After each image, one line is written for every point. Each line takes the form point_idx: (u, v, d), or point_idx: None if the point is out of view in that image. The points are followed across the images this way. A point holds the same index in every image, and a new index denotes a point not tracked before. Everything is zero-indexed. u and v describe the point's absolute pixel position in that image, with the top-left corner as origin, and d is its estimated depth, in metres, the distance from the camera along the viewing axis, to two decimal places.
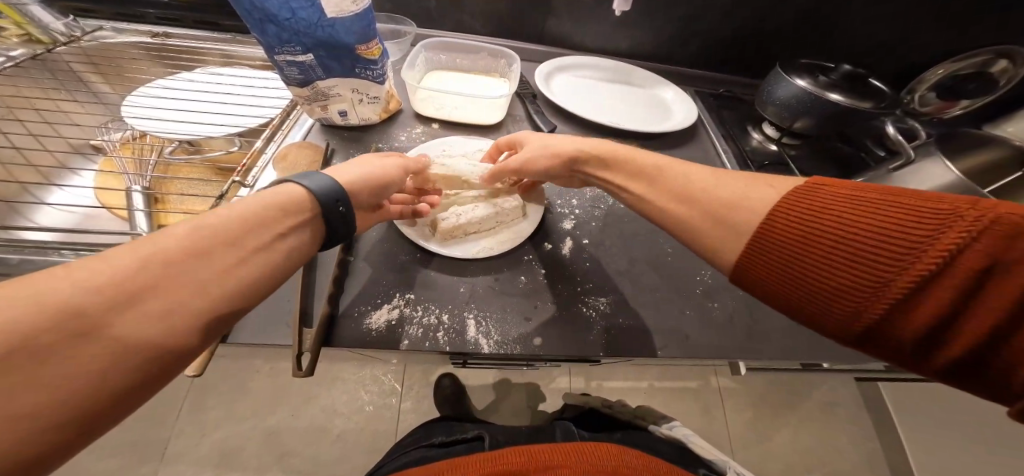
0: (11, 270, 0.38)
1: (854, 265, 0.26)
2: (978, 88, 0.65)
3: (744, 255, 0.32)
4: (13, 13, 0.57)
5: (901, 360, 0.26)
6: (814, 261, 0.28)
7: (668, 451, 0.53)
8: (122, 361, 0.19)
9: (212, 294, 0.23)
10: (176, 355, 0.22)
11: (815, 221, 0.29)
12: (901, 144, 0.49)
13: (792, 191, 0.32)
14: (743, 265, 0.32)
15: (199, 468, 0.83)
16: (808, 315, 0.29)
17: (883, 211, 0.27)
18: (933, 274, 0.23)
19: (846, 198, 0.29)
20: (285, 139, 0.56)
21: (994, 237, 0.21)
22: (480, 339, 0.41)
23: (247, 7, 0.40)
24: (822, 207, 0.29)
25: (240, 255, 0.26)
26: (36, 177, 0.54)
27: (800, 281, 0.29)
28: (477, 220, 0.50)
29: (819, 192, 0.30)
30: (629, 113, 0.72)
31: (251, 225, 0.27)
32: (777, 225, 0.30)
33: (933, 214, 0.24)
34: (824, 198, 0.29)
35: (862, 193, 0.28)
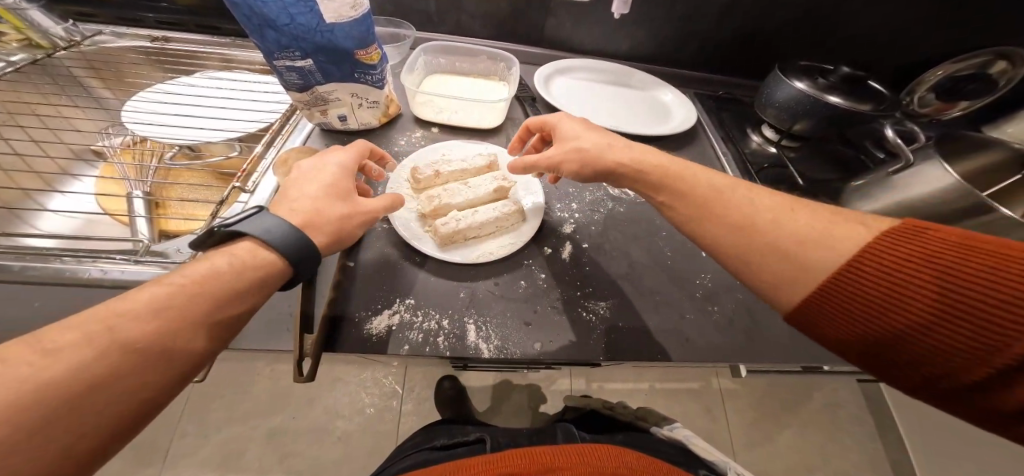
0: (14, 276, 0.38)
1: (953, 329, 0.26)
2: (977, 89, 0.65)
3: (812, 301, 0.32)
4: (12, 18, 0.57)
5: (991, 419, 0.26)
6: (912, 315, 0.28)
7: (670, 451, 0.52)
8: (124, 406, 0.23)
9: (200, 341, 0.26)
10: (168, 394, 0.25)
11: (904, 275, 0.28)
12: (899, 147, 0.49)
13: (882, 237, 0.30)
14: (813, 311, 0.32)
15: (202, 470, 0.83)
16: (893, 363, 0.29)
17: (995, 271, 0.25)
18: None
19: (945, 249, 0.28)
20: (285, 144, 0.56)
21: None
22: (480, 344, 0.41)
23: (246, 13, 0.40)
24: (926, 256, 0.28)
25: (231, 306, 0.28)
26: (37, 183, 0.54)
27: (892, 333, 0.28)
28: (477, 226, 0.50)
29: (920, 237, 0.29)
30: (629, 115, 0.72)
31: (245, 275, 0.30)
32: (865, 272, 0.29)
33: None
34: (921, 248, 0.28)
35: (974, 244, 0.27)
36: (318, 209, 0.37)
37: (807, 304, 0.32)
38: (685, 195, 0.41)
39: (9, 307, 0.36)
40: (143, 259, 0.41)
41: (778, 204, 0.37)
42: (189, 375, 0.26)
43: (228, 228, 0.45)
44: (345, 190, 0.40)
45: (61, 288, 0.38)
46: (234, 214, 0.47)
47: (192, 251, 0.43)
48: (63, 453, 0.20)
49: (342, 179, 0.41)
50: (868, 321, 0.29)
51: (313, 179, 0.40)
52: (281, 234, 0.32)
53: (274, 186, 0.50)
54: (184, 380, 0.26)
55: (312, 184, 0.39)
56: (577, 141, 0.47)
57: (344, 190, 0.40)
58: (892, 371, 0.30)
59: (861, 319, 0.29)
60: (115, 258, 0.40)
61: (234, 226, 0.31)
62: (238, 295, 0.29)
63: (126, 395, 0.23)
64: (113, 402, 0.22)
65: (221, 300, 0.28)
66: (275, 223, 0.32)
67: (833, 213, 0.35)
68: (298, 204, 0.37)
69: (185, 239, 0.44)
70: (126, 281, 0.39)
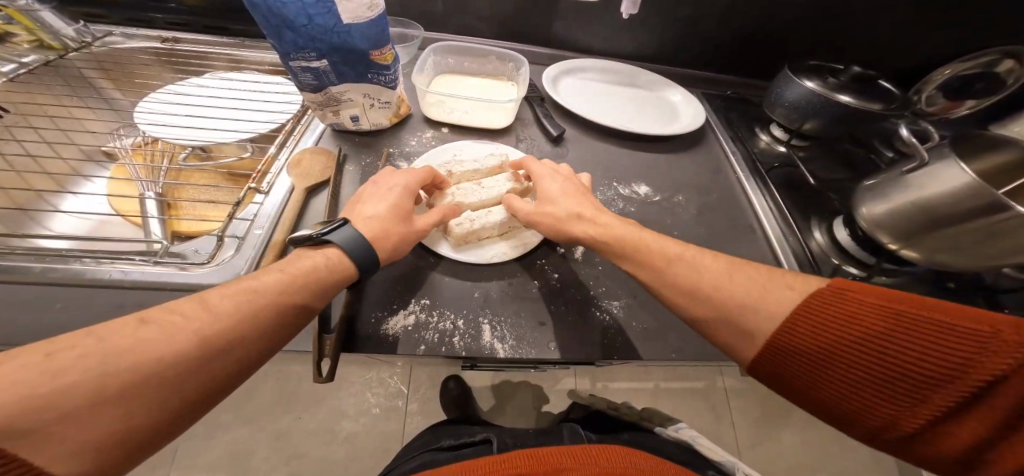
0: (34, 278, 0.38)
1: (884, 381, 0.28)
2: (984, 88, 0.65)
3: (763, 355, 0.34)
4: (25, 19, 0.57)
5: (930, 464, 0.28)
6: (854, 374, 0.29)
7: (677, 453, 0.52)
8: (166, 404, 0.24)
9: (222, 365, 0.27)
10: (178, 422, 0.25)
11: (833, 330, 0.30)
12: (917, 148, 0.49)
13: (816, 294, 0.32)
14: (767, 364, 0.34)
15: (211, 470, 0.84)
16: (842, 416, 0.31)
17: (908, 328, 0.28)
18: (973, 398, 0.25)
19: (867, 307, 0.30)
20: (297, 145, 0.57)
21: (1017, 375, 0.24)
22: (495, 344, 0.42)
23: (265, 13, 0.40)
24: (852, 316, 0.30)
25: (272, 323, 0.31)
26: (51, 185, 0.55)
27: (833, 386, 0.30)
28: (492, 225, 0.50)
29: (848, 294, 0.31)
30: (638, 115, 0.72)
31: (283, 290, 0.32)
32: (809, 329, 0.31)
33: (970, 335, 0.26)
34: (848, 306, 0.30)
35: (892, 300, 0.30)
36: (383, 229, 0.40)
37: (764, 360, 0.34)
38: None
39: (31, 309, 0.36)
40: (162, 260, 0.41)
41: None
42: (204, 401, 0.27)
43: (244, 229, 0.45)
44: (407, 213, 0.43)
45: (81, 290, 0.38)
46: (250, 215, 0.47)
47: (209, 252, 0.43)
48: (86, 449, 0.21)
49: (406, 199, 0.44)
50: (816, 376, 0.31)
51: (383, 197, 0.43)
52: (359, 247, 0.37)
53: (287, 186, 0.50)
54: (194, 408, 0.26)
55: (381, 203, 0.43)
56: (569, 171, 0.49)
57: (405, 211, 0.43)
58: (846, 423, 0.31)
59: (814, 380, 0.31)
60: (134, 259, 0.41)
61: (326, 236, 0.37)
62: (271, 317, 0.31)
63: (142, 412, 0.23)
64: (160, 399, 0.24)
65: (251, 325, 0.29)
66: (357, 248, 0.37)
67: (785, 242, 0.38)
68: (373, 221, 0.40)
69: (202, 240, 0.44)
70: (145, 282, 0.40)
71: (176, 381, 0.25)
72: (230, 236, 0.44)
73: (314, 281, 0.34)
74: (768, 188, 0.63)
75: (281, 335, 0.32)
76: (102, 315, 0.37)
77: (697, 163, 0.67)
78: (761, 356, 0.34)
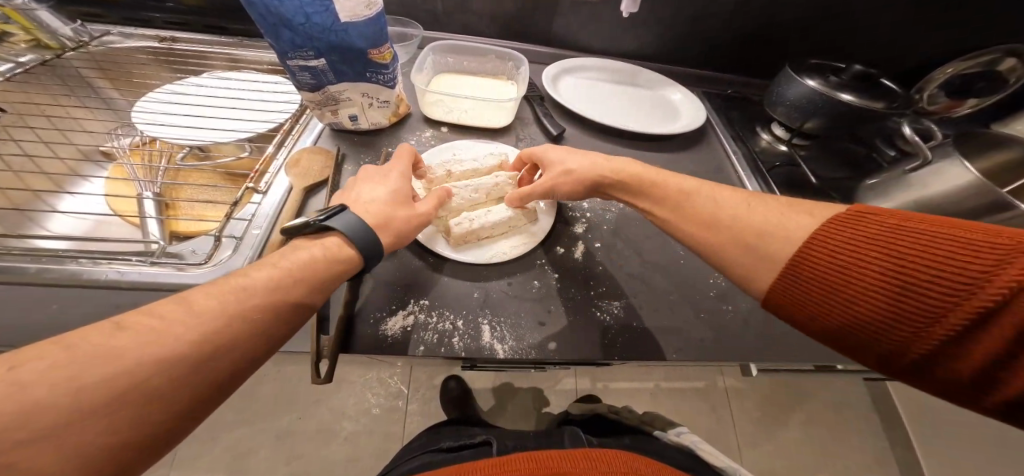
0: (30, 279, 0.38)
1: (897, 302, 0.28)
2: (987, 86, 0.65)
3: (776, 287, 0.34)
4: (22, 19, 0.57)
5: (954, 389, 0.28)
6: (865, 297, 0.30)
7: (678, 457, 0.52)
8: (164, 408, 0.24)
9: (222, 366, 0.27)
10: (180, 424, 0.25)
11: (845, 255, 0.31)
12: (919, 146, 0.50)
13: (834, 220, 0.33)
14: (781, 297, 0.34)
15: (210, 470, 0.83)
16: (860, 344, 0.31)
17: (928, 247, 0.28)
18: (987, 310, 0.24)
19: (887, 231, 0.30)
20: (296, 145, 0.56)
21: None
22: (495, 345, 0.41)
23: (262, 12, 0.40)
24: (868, 239, 0.30)
25: (267, 324, 0.29)
26: (49, 185, 0.54)
27: (846, 313, 0.31)
28: (491, 225, 0.49)
29: (865, 220, 0.32)
30: (638, 114, 0.72)
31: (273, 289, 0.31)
32: (821, 255, 0.32)
33: (989, 248, 0.25)
34: (866, 230, 0.31)
35: (911, 223, 0.30)
36: (386, 216, 0.40)
37: (778, 290, 0.34)
38: (699, 207, 0.41)
39: (27, 310, 0.36)
40: (159, 261, 0.41)
41: (738, 198, 0.40)
42: (206, 402, 0.26)
43: (242, 229, 0.45)
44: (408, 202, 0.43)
45: (78, 290, 0.38)
46: (248, 216, 0.46)
47: (207, 252, 0.43)
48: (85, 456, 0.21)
49: (403, 185, 0.44)
50: (829, 303, 0.31)
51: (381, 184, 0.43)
52: (361, 233, 0.37)
53: (286, 186, 0.50)
54: (193, 411, 0.25)
55: (379, 189, 0.42)
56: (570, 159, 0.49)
57: (404, 197, 0.43)
58: (863, 351, 0.31)
59: (826, 306, 0.32)
60: (131, 260, 0.40)
61: (327, 222, 0.36)
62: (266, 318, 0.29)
63: (140, 417, 0.23)
64: (156, 404, 0.23)
65: (251, 323, 0.28)
66: (362, 235, 0.36)
67: (792, 207, 0.38)
68: (372, 206, 0.40)
69: (200, 240, 0.44)
70: (142, 283, 0.39)
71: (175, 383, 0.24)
72: (228, 236, 0.44)
73: (317, 279, 0.33)
74: (770, 186, 0.62)
75: (280, 336, 0.31)
76: (98, 316, 0.37)
77: (698, 163, 0.67)
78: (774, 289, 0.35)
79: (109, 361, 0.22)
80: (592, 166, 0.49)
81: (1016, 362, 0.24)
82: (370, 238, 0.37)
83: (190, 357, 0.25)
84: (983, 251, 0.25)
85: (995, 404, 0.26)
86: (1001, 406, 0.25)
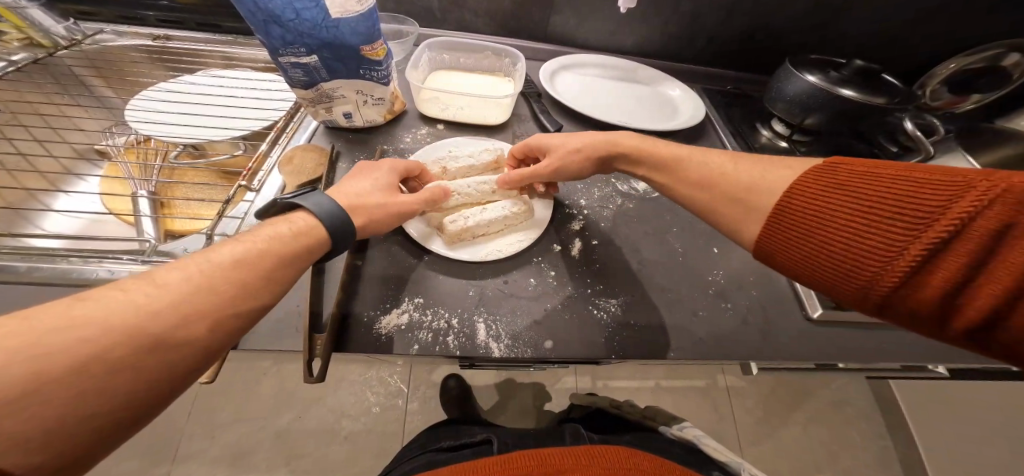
0: (21, 278, 0.38)
1: (866, 236, 0.28)
2: (991, 82, 0.63)
3: (762, 234, 0.35)
4: (14, 17, 0.56)
5: (917, 326, 0.28)
6: (839, 234, 0.30)
7: (679, 453, 0.51)
8: (129, 385, 0.23)
9: (196, 354, 0.25)
10: (121, 425, 0.23)
11: (821, 198, 0.32)
12: (920, 141, 0.50)
13: (812, 171, 0.34)
14: (765, 244, 0.35)
15: (209, 468, 0.83)
16: (834, 284, 0.31)
17: (898, 186, 0.28)
18: (949, 238, 0.24)
19: (861, 175, 0.31)
20: (289, 142, 0.56)
21: (998, 206, 0.23)
22: (490, 343, 0.41)
23: (251, 8, 0.40)
24: (842, 183, 0.31)
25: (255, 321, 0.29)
26: (43, 184, 0.54)
27: (821, 252, 0.31)
28: (487, 222, 0.49)
29: (839, 169, 0.32)
30: (637, 111, 0.71)
31: (241, 270, 0.30)
32: (799, 202, 0.33)
33: (949, 183, 0.26)
34: (842, 176, 0.32)
35: (879, 168, 0.30)
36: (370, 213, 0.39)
37: (761, 236, 0.35)
38: (697, 203, 0.41)
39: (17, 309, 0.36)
40: (151, 259, 0.41)
41: (723, 158, 0.42)
42: (155, 402, 0.24)
43: (235, 227, 0.45)
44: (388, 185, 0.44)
45: (70, 290, 0.38)
46: (240, 213, 0.46)
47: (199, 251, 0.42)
48: (41, 425, 0.20)
49: (387, 178, 0.45)
50: (807, 243, 0.32)
51: (369, 181, 0.43)
52: (332, 216, 0.37)
53: (279, 184, 0.49)
54: (159, 394, 0.24)
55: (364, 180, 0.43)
56: (562, 152, 0.49)
57: (388, 187, 0.44)
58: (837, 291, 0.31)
59: (805, 247, 0.32)
60: (121, 258, 0.40)
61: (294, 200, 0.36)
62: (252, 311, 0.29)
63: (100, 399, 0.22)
64: (121, 384, 0.22)
65: (228, 317, 0.27)
66: (327, 208, 0.37)
67: (775, 164, 0.39)
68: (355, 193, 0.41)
69: (192, 238, 0.44)
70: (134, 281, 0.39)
71: (131, 376, 0.23)
72: (220, 234, 0.44)
73: None
74: None
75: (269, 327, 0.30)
76: None
77: None
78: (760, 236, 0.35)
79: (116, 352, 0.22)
80: (587, 162, 0.49)
81: (979, 284, 0.24)
82: (342, 225, 0.37)
83: (156, 349, 0.24)
84: (946, 184, 0.26)
85: (962, 333, 0.26)
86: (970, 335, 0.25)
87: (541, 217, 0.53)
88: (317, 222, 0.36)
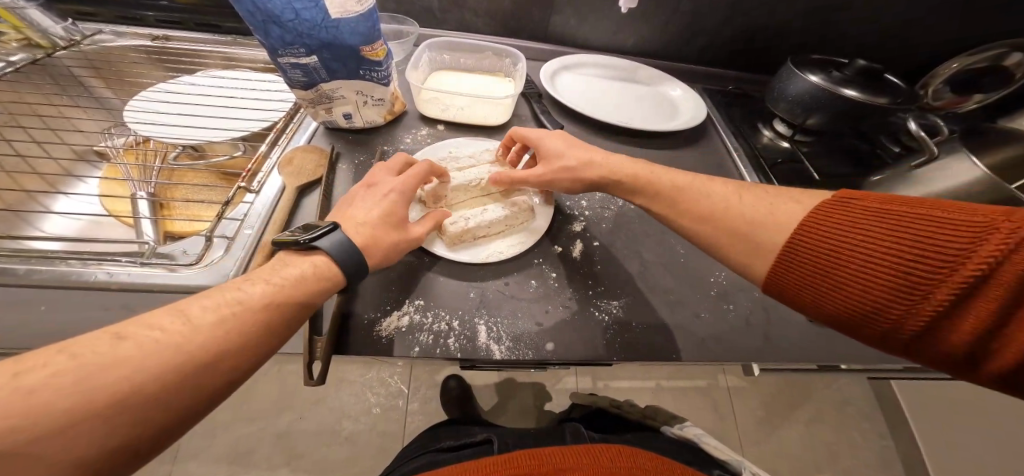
0: (19, 280, 0.37)
1: (888, 278, 0.28)
2: (994, 81, 0.63)
3: (776, 271, 0.35)
4: (12, 18, 0.56)
5: (947, 367, 0.28)
6: (859, 275, 0.30)
7: (680, 452, 0.51)
8: (155, 411, 0.23)
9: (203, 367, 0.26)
10: (141, 450, 0.23)
11: (836, 237, 0.32)
12: (924, 141, 0.50)
13: (821, 206, 0.34)
14: (779, 281, 0.35)
15: (210, 469, 0.83)
16: (856, 324, 0.31)
17: (914, 226, 0.29)
18: (976, 283, 0.25)
19: (873, 213, 0.31)
20: (289, 143, 0.56)
21: (1023, 253, 0.23)
22: (491, 345, 0.41)
23: (250, 8, 0.39)
24: (855, 221, 0.31)
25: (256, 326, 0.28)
26: (42, 185, 0.54)
27: (840, 293, 0.31)
28: (488, 224, 0.49)
29: (849, 205, 0.33)
30: (637, 111, 0.71)
31: (262, 295, 0.30)
32: (813, 240, 0.33)
33: (967, 225, 0.26)
34: (853, 213, 0.32)
35: (891, 206, 0.31)
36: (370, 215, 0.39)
37: (775, 273, 0.35)
38: (699, 204, 0.41)
39: (16, 311, 0.36)
40: (150, 261, 0.40)
41: (729, 190, 0.42)
42: (175, 428, 0.25)
43: (235, 228, 0.45)
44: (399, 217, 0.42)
45: (69, 292, 0.38)
46: (240, 215, 0.46)
47: (198, 252, 0.42)
48: (70, 451, 0.20)
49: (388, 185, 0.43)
50: (825, 282, 0.32)
51: (372, 198, 0.42)
52: (346, 254, 0.36)
53: (279, 185, 0.49)
54: (181, 418, 0.25)
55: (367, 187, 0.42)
56: (562, 153, 0.49)
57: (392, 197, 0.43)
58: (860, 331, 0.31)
59: (823, 287, 0.32)
60: (121, 261, 0.40)
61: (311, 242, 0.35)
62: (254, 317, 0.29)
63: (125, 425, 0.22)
64: (148, 410, 0.23)
65: (231, 325, 0.28)
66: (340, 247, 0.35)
67: (780, 196, 0.39)
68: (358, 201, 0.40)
69: (192, 240, 0.43)
70: (133, 284, 0.39)
71: (153, 397, 0.23)
72: (219, 236, 0.43)
73: (308, 282, 0.33)
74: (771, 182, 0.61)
75: (270, 331, 0.30)
76: (87, 317, 0.36)
77: (698, 159, 0.66)
78: (773, 273, 0.35)
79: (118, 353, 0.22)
80: (589, 163, 0.48)
81: (1010, 330, 0.24)
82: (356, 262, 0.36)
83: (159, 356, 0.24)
84: (964, 226, 0.26)
85: (992, 375, 0.26)
86: (1001, 378, 0.25)
87: (542, 218, 0.53)
88: (331, 261, 0.35)
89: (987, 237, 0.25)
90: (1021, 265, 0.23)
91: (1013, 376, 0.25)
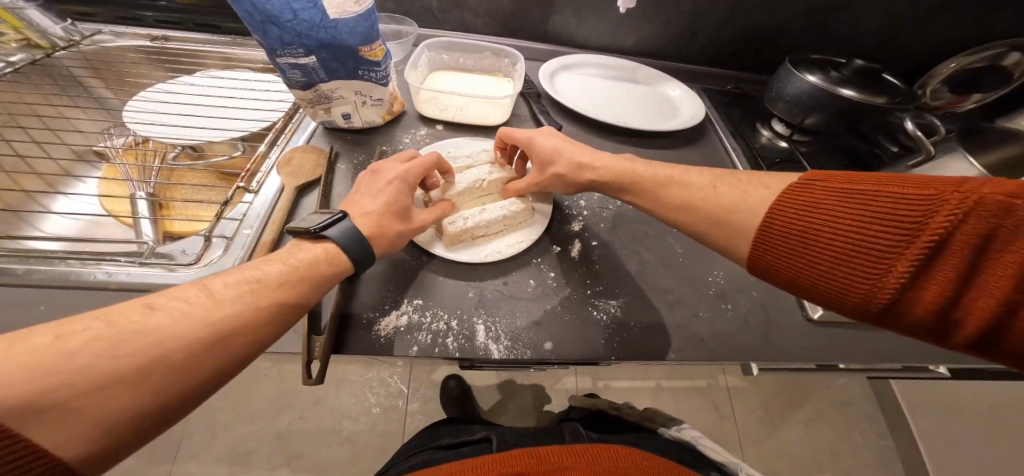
0: (19, 280, 0.37)
1: (855, 250, 0.29)
2: (993, 81, 0.63)
3: (753, 253, 0.36)
4: (11, 18, 0.56)
5: (919, 336, 0.28)
6: (827, 250, 0.31)
7: (679, 452, 0.51)
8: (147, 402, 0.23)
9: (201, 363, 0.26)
10: (140, 432, 0.23)
11: (804, 215, 0.32)
12: (922, 141, 0.50)
13: (790, 188, 0.35)
14: (757, 262, 0.36)
15: (209, 469, 0.83)
16: (830, 298, 0.31)
17: (875, 199, 0.29)
18: (935, 249, 0.25)
19: (838, 190, 0.32)
20: (288, 143, 0.56)
21: (974, 218, 0.24)
22: (489, 344, 0.41)
23: (249, 8, 0.39)
24: (821, 199, 0.32)
25: (256, 324, 0.28)
26: (42, 185, 0.54)
27: (812, 268, 0.31)
28: (486, 224, 0.49)
29: (815, 185, 0.33)
30: (636, 111, 0.71)
31: (258, 289, 0.30)
32: (783, 220, 0.33)
33: (924, 194, 0.27)
34: (819, 191, 0.32)
35: (854, 182, 0.31)
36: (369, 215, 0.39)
37: (753, 255, 0.35)
38: (697, 204, 0.41)
39: (15, 311, 0.36)
40: (149, 261, 0.41)
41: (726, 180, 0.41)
42: (169, 417, 0.25)
43: (234, 228, 0.45)
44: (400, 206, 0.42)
45: (68, 291, 0.38)
46: (239, 215, 0.46)
47: (197, 252, 0.42)
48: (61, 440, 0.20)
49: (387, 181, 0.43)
50: (797, 260, 0.32)
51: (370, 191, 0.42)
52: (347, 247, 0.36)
53: (278, 185, 0.49)
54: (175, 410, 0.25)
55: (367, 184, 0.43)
56: (561, 153, 0.49)
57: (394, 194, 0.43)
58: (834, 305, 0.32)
59: (796, 265, 0.32)
60: (120, 260, 0.40)
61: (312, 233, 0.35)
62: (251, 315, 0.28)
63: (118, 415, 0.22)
64: (140, 401, 0.23)
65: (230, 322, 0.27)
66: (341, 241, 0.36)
67: (757, 180, 0.39)
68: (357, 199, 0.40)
69: (191, 240, 0.44)
70: (132, 283, 0.39)
71: (148, 390, 0.23)
72: (218, 236, 0.44)
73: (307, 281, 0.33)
74: None
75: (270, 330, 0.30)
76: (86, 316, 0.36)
77: (697, 159, 0.66)
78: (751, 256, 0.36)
79: (115, 349, 0.23)
80: (588, 163, 0.48)
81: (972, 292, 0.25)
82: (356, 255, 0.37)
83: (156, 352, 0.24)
84: (921, 196, 0.27)
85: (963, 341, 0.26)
86: (971, 344, 0.26)
87: (541, 217, 0.53)
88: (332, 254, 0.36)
89: (942, 205, 0.25)
90: (974, 228, 0.24)
91: (983, 342, 0.25)
